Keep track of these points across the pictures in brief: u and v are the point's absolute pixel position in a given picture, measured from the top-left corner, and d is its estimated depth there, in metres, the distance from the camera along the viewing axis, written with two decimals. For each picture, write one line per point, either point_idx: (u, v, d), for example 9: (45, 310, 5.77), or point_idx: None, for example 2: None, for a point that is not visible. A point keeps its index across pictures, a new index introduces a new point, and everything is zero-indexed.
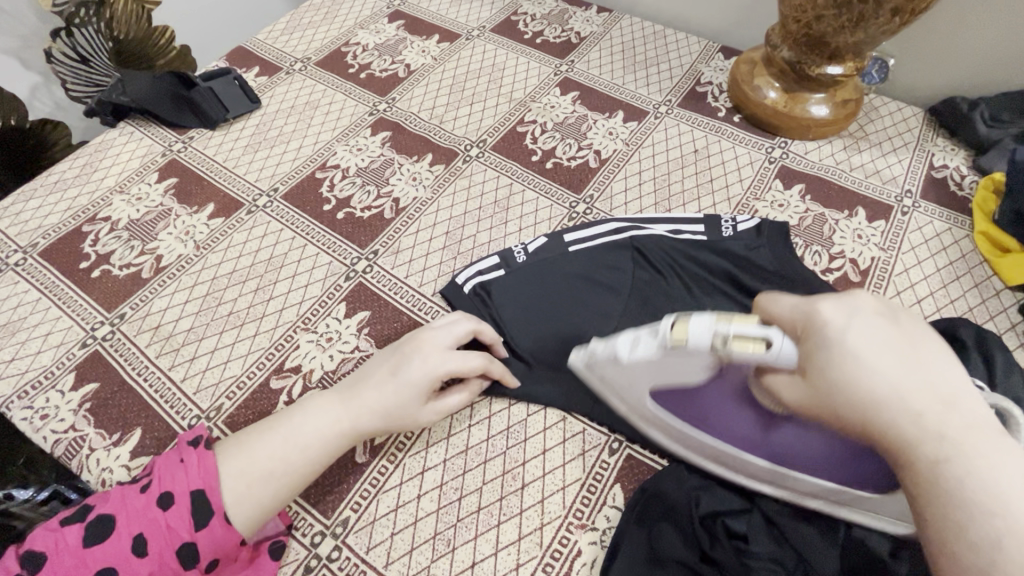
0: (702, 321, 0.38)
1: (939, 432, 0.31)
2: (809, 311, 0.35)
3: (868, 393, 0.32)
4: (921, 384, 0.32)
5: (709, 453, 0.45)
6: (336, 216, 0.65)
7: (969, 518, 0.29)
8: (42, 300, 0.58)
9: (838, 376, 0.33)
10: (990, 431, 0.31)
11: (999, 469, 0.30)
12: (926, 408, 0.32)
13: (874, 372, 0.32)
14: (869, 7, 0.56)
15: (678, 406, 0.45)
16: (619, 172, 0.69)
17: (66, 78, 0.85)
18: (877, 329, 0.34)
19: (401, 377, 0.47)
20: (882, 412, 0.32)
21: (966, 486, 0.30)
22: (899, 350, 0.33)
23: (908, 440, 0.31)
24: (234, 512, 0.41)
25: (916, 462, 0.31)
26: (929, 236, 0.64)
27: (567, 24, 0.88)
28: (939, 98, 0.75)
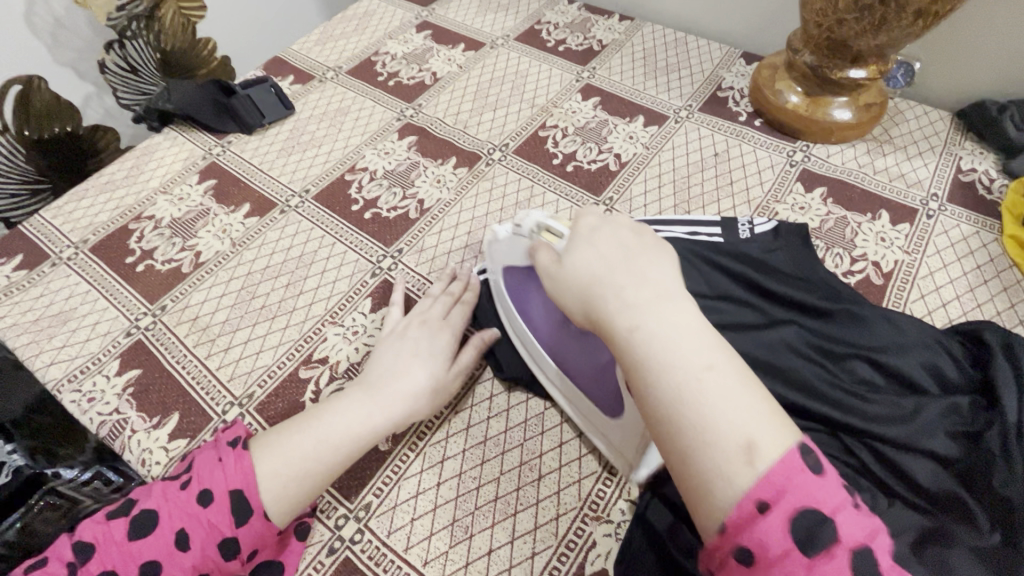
0: (535, 213, 0.47)
1: (636, 304, 0.36)
2: (578, 220, 0.43)
3: (590, 276, 0.39)
4: (632, 271, 0.38)
5: (524, 338, 0.53)
6: (364, 216, 0.67)
7: (657, 376, 0.33)
8: (91, 292, 0.62)
9: (576, 264, 0.40)
10: (681, 307, 0.36)
11: (675, 333, 0.34)
12: (631, 287, 0.37)
13: (598, 261, 0.39)
14: (891, 9, 0.56)
15: (517, 291, 0.53)
16: (638, 175, 0.70)
17: (116, 86, 0.90)
18: (616, 236, 0.41)
19: (423, 356, 0.51)
20: (597, 291, 0.38)
21: (650, 350, 0.34)
22: (627, 249, 0.39)
23: (612, 315, 0.36)
24: (274, 511, 0.43)
25: (616, 332, 0.36)
26: (956, 240, 0.63)
27: (590, 32, 0.90)
28: (951, 103, 0.76)
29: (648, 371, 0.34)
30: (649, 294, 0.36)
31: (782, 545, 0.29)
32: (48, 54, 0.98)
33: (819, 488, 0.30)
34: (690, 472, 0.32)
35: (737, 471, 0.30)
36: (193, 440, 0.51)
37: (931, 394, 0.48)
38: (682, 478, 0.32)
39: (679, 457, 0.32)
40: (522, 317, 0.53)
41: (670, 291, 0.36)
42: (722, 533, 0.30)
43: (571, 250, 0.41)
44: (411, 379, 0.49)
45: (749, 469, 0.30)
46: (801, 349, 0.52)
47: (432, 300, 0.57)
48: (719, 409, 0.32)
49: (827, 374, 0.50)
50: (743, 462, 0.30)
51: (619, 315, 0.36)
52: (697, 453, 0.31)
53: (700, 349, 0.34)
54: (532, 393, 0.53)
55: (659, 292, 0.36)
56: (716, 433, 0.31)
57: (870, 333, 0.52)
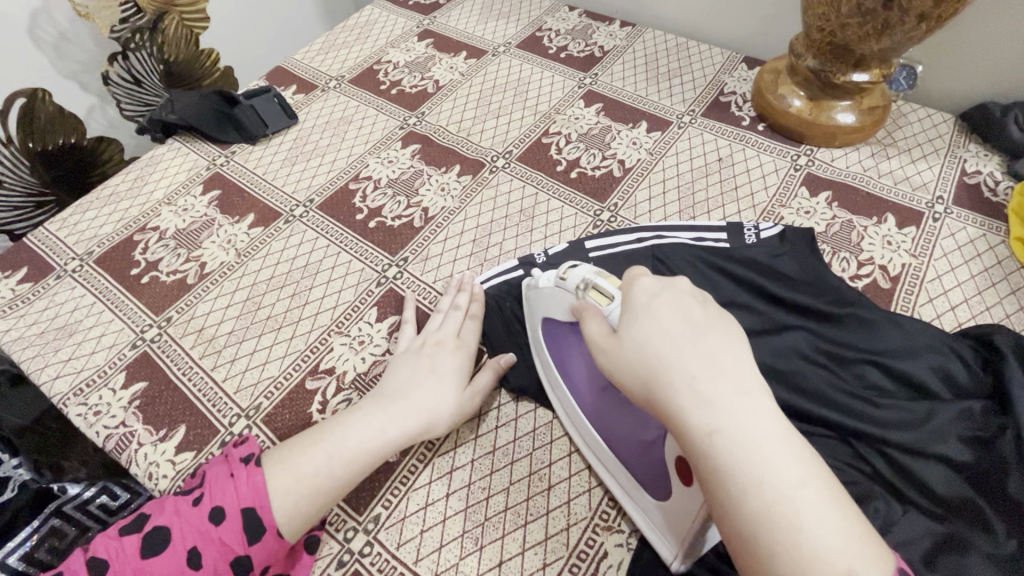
0: (583, 269, 0.44)
1: (715, 398, 0.31)
2: (629, 283, 0.37)
3: (655, 358, 0.33)
4: (704, 354, 0.32)
5: (560, 396, 0.50)
6: (368, 225, 0.67)
7: (742, 489, 0.29)
8: (96, 304, 0.61)
9: (637, 341, 0.34)
10: (764, 403, 0.31)
11: (761, 438, 0.30)
12: (706, 377, 0.32)
13: (665, 337, 0.33)
14: (895, 13, 0.56)
15: (556, 344, 0.50)
16: (642, 181, 0.70)
17: (121, 98, 0.91)
18: (681, 305, 0.35)
19: (438, 373, 0.51)
20: (665, 376, 0.32)
21: (733, 458, 0.30)
22: (696, 324, 0.34)
23: (684, 410, 0.31)
24: (286, 528, 0.43)
25: (691, 432, 0.31)
26: (962, 243, 0.63)
27: (591, 38, 0.90)
28: (952, 106, 0.76)
29: (732, 484, 0.29)
30: (726, 385, 0.31)
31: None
32: (51, 67, 0.98)
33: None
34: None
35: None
36: (199, 453, 0.51)
37: (943, 399, 0.47)
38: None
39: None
40: (561, 372, 0.50)
41: (750, 384, 0.32)
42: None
43: (629, 322, 0.36)
44: (426, 394, 0.49)
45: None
46: (811, 355, 0.52)
47: (442, 315, 0.57)
48: (815, 535, 0.28)
49: (837, 380, 0.50)
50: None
51: (693, 411, 0.31)
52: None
53: (791, 460, 0.29)
54: (540, 402, 0.53)
55: (737, 384, 0.32)
56: (815, 566, 0.27)
57: (879, 337, 0.51)
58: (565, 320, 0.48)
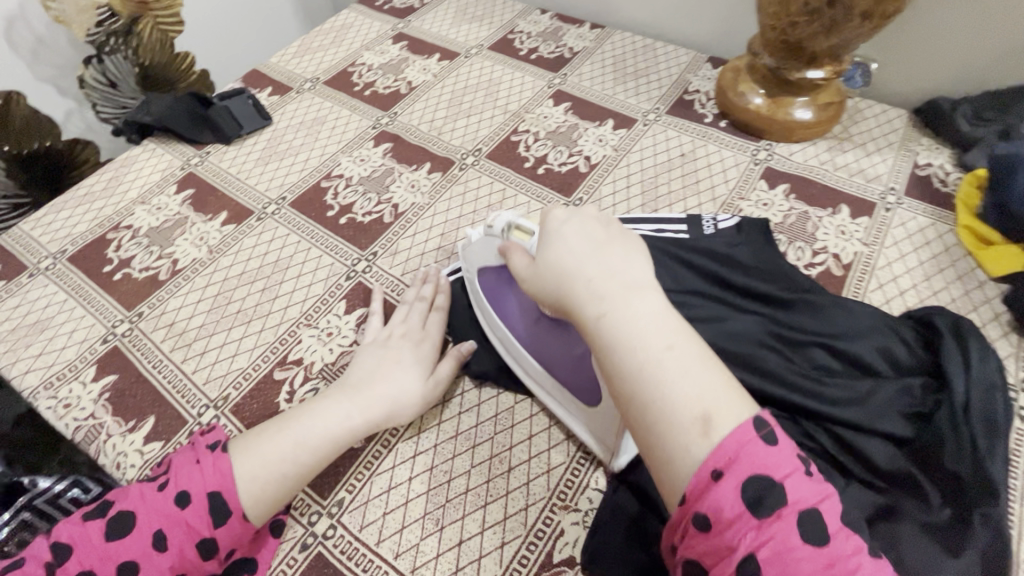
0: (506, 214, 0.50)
1: (602, 295, 0.38)
2: (544, 215, 0.44)
3: (561, 270, 0.40)
4: (596, 264, 0.39)
5: (501, 334, 0.54)
6: (339, 221, 0.69)
7: (623, 361, 0.36)
8: (68, 301, 0.62)
9: (548, 259, 0.41)
10: (644, 295, 0.38)
11: (639, 320, 0.36)
12: (598, 279, 0.39)
13: (568, 254, 0.41)
14: (840, 12, 0.59)
15: (493, 288, 0.55)
16: (608, 176, 0.72)
17: (96, 100, 0.93)
18: (583, 229, 0.42)
19: (404, 362, 0.53)
20: (568, 283, 0.40)
21: (617, 338, 0.36)
22: (593, 242, 0.41)
23: (580, 308, 0.38)
24: (252, 511, 0.44)
25: (587, 324, 0.38)
26: (912, 231, 0.65)
27: (561, 40, 0.92)
28: (905, 101, 0.79)
29: (616, 359, 0.36)
30: (613, 285, 0.38)
31: (735, 510, 0.31)
32: (28, 71, 0.99)
33: (773, 457, 0.32)
34: (654, 448, 0.34)
35: (693, 445, 0.33)
36: (167, 443, 0.52)
37: (885, 377, 0.49)
38: (648, 452, 0.35)
39: (643, 434, 0.35)
40: (499, 313, 0.55)
41: (637, 282, 0.38)
42: (685, 501, 0.33)
43: (545, 245, 0.42)
44: (390, 383, 0.51)
45: (704, 442, 0.33)
46: (762, 337, 0.54)
47: (407, 307, 0.58)
48: (679, 389, 0.34)
49: (787, 362, 0.52)
50: (698, 436, 0.33)
51: (587, 308, 0.38)
52: (660, 432, 0.34)
53: (663, 335, 0.36)
54: (503, 387, 0.54)
55: (625, 283, 0.39)
56: (676, 412, 0.33)
57: (828, 321, 0.54)
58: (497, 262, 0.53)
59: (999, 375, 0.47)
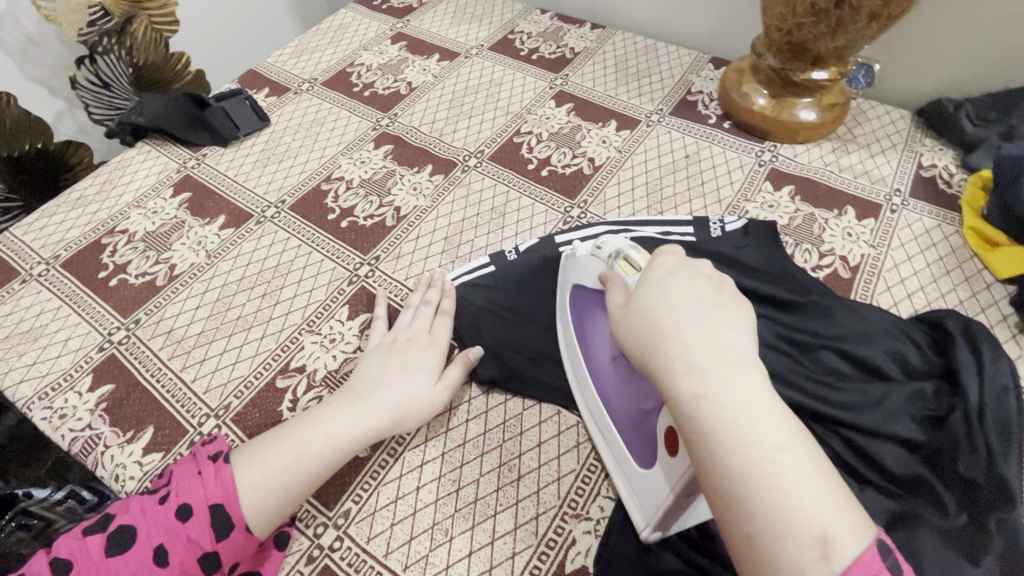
0: (617, 240, 0.48)
1: (705, 369, 0.35)
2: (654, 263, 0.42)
3: (657, 331, 0.37)
4: (699, 332, 0.36)
5: (575, 361, 0.52)
6: (340, 225, 0.67)
7: (723, 450, 0.32)
8: (62, 308, 0.61)
9: (648, 314, 0.39)
10: (753, 378, 0.34)
11: (746, 407, 0.33)
12: (700, 351, 0.35)
13: (671, 315, 0.38)
14: (847, 13, 0.59)
15: (582, 312, 0.52)
16: (612, 178, 0.72)
17: (89, 102, 0.92)
18: (692, 289, 0.39)
19: (410, 369, 0.52)
20: (665, 346, 0.36)
21: (718, 422, 0.33)
22: (700, 306, 0.38)
23: (675, 378, 0.35)
24: (255, 524, 0.43)
25: (682, 399, 0.35)
26: (918, 233, 0.65)
27: (562, 40, 0.91)
28: (906, 103, 0.79)
29: (717, 448, 0.33)
30: (717, 357, 0.35)
31: None
32: (18, 71, 0.97)
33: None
34: (753, 557, 0.31)
35: (809, 566, 0.29)
36: (168, 454, 0.50)
37: (897, 381, 0.49)
38: (744, 562, 0.31)
39: (742, 540, 0.31)
40: (581, 340, 0.52)
41: (743, 361, 0.35)
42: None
43: (643, 295, 0.40)
44: (396, 390, 0.50)
45: (823, 567, 0.29)
46: (772, 341, 0.53)
47: (411, 311, 0.57)
48: (792, 497, 0.30)
49: (798, 365, 0.51)
50: (814, 557, 0.29)
51: (684, 378, 0.35)
52: (765, 543, 0.30)
53: (773, 429, 0.32)
54: (510, 394, 0.54)
55: (732, 358, 0.35)
56: (789, 523, 0.30)
57: (838, 324, 0.53)
58: (595, 289, 0.50)
59: (1013, 378, 0.47)
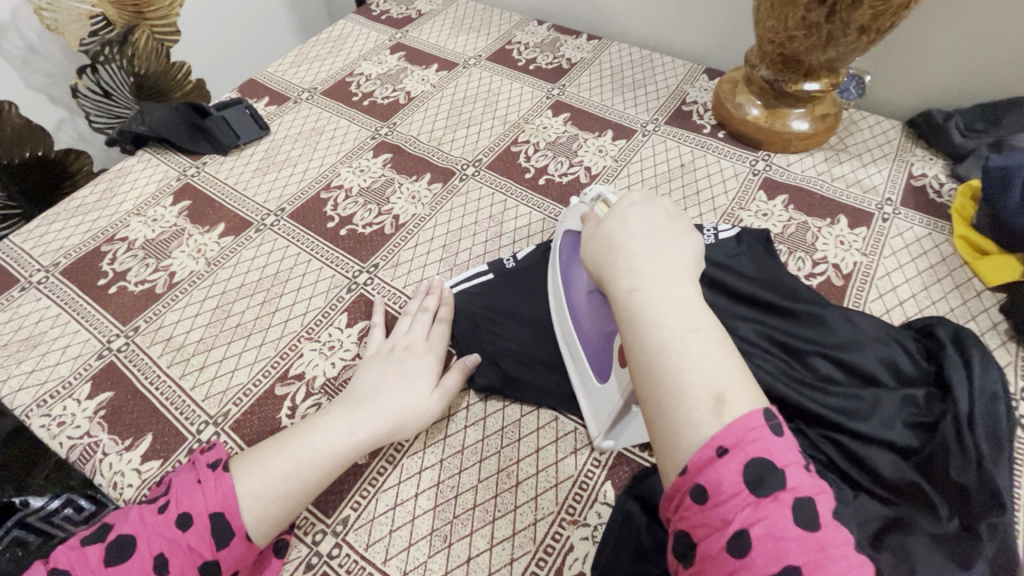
0: (600, 187, 0.50)
1: (644, 270, 0.38)
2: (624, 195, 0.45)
3: (610, 245, 0.41)
4: (648, 244, 0.40)
5: (557, 292, 0.57)
6: (339, 233, 0.68)
7: (646, 330, 0.35)
8: (62, 315, 0.61)
9: (604, 232, 0.42)
10: (686, 280, 0.37)
11: (673, 297, 0.36)
12: (644, 256, 0.39)
13: (625, 232, 0.41)
14: (837, 27, 0.60)
15: (568, 249, 0.56)
16: (608, 187, 0.73)
17: (90, 112, 0.91)
18: (649, 215, 0.43)
19: (407, 376, 0.52)
20: (615, 254, 0.40)
21: (646, 310, 0.36)
22: (653, 227, 0.41)
23: (618, 277, 0.39)
24: (254, 531, 0.43)
25: (620, 295, 0.38)
26: (909, 242, 0.66)
27: (559, 51, 0.93)
28: (893, 114, 0.81)
29: (641, 328, 0.35)
30: (658, 262, 0.38)
31: (734, 486, 0.30)
32: (19, 80, 0.98)
33: (778, 447, 0.31)
34: (659, 420, 0.34)
35: (703, 423, 0.32)
36: (166, 461, 0.51)
37: (889, 387, 0.50)
38: (652, 427, 0.34)
39: (650, 406, 0.34)
40: (564, 278, 0.56)
41: (679, 266, 0.38)
42: (683, 476, 0.32)
43: (606, 218, 0.44)
44: (394, 396, 0.50)
45: (715, 421, 0.32)
46: (766, 347, 0.54)
47: (409, 319, 0.58)
48: (697, 369, 0.33)
49: (792, 371, 0.52)
50: (709, 414, 0.32)
51: (626, 278, 0.38)
52: (669, 405, 0.33)
53: (694, 317, 0.35)
54: (508, 400, 0.54)
55: (671, 264, 0.38)
56: (690, 387, 0.33)
57: (832, 332, 0.54)
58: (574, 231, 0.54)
59: (1002, 384, 0.47)
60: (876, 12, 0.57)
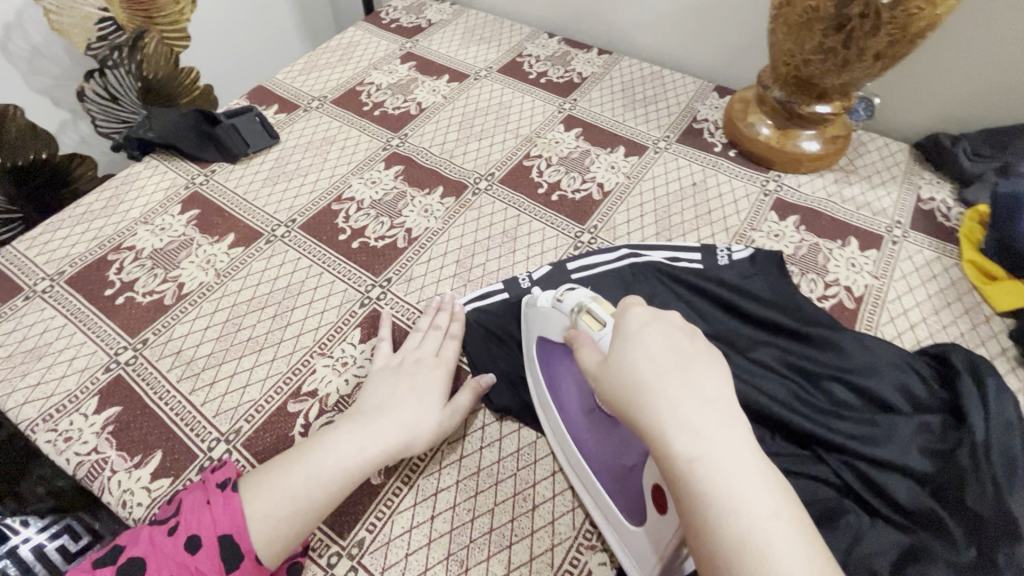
0: (578, 293, 0.47)
1: (695, 431, 0.32)
2: (626, 312, 0.40)
3: (638, 382, 0.35)
4: (684, 384, 0.34)
5: (549, 411, 0.51)
6: (352, 245, 0.67)
7: (715, 517, 0.30)
8: (67, 326, 0.60)
9: (625, 363, 0.37)
10: (738, 437, 0.33)
11: (737, 470, 0.31)
12: (690, 404, 0.33)
13: (650, 362, 0.36)
14: (853, 51, 0.60)
15: (550, 361, 0.52)
16: (621, 204, 0.73)
17: (95, 116, 0.87)
18: (671, 339, 0.37)
19: (418, 393, 0.51)
20: (647, 396, 0.34)
21: (709, 487, 0.31)
22: (682, 358, 0.36)
23: (666, 436, 0.33)
24: (264, 554, 0.42)
25: (674, 462, 0.32)
26: (919, 265, 0.67)
27: (570, 64, 0.93)
28: (896, 135, 0.82)
29: (711, 512, 0.30)
30: (704, 411, 0.33)
31: None
32: (23, 81, 0.96)
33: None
34: None
35: None
36: (176, 480, 0.50)
37: (904, 414, 0.50)
38: None
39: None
40: (550, 389, 0.51)
41: (727, 416, 0.33)
42: None
43: (619, 344, 0.38)
44: (406, 413, 0.49)
45: None
46: (780, 371, 0.54)
47: (421, 335, 0.57)
48: (786, 568, 0.28)
49: (807, 396, 0.52)
50: None
51: (676, 435, 0.33)
52: None
53: (763, 493, 0.31)
54: (524, 422, 0.54)
55: (719, 415, 0.33)
56: None
57: (846, 357, 0.54)
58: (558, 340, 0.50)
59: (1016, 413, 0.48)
60: (893, 40, 0.58)
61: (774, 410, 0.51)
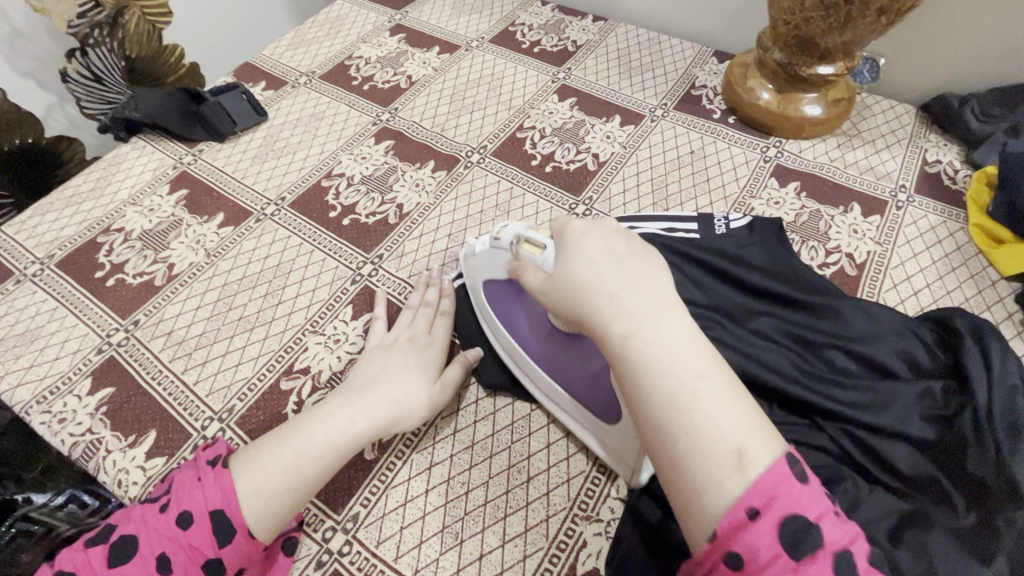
0: (513, 227, 0.47)
1: (629, 312, 0.36)
2: (564, 226, 0.42)
3: (577, 280, 0.38)
4: (619, 277, 0.37)
5: (508, 346, 0.53)
6: (342, 223, 0.66)
7: (648, 383, 0.34)
8: (59, 309, 0.59)
9: (565, 269, 0.39)
10: (671, 312, 0.36)
11: (668, 339, 0.34)
12: (624, 292, 0.36)
13: (587, 263, 0.38)
14: (856, 7, 0.58)
15: (499, 300, 0.54)
16: (617, 174, 0.71)
17: (80, 96, 0.88)
18: (607, 242, 0.40)
19: (408, 367, 0.51)
20: (585, 291, 0.37)
21: (643, 357, 0.34)
22: (617, 255, 0.39)
23: (603, 321, 0.36)
24: (258, 528, 0.42)
25: (611, 341, 0.36)
26: (924, 230, 0.65)
27: (564, 32, 0.90)
28: (888, 95, 0.80)
29: (645, 375, 0.34)
30: (638, 296, 0.36)
31: (771, 550, 0.29)
32: (8, 65, 0.95)
33: (806, 494, 0.31)
34: (679, 483, 0.32)
35: (728, 480, 0.31)
36: (171, 458, 0.50)
37: (906, 380, 0.49)
38: (670, 485, 0.33)
39: (669, 464, 0.33)
40: (503, 322, 0.53)
41: (659, 295, 0.36)
42: (712, 543, 0.31)
43: (559, 253, 0.40)
44: (395, 388, 0.49)
45: (740, 478, 0.31)
46: (778, 339, 0.53)
47: (412, 312, 0.57)
48: (712, 419, 0.32)
49: (806, 364, 0.51)
50: (733, 471, 0.31)
51: (612, 319, 0.36)
52: (687, 463, 0.32)
53: (694, 358, 0.34)
54: (517, 395, 0.53)
55: (652, 295, 0.36)
56: (709, 443, 0.32)
57: (847, 325, 0.53)
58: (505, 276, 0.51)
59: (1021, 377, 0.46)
60: None
61: (772, 380, 0.50)
